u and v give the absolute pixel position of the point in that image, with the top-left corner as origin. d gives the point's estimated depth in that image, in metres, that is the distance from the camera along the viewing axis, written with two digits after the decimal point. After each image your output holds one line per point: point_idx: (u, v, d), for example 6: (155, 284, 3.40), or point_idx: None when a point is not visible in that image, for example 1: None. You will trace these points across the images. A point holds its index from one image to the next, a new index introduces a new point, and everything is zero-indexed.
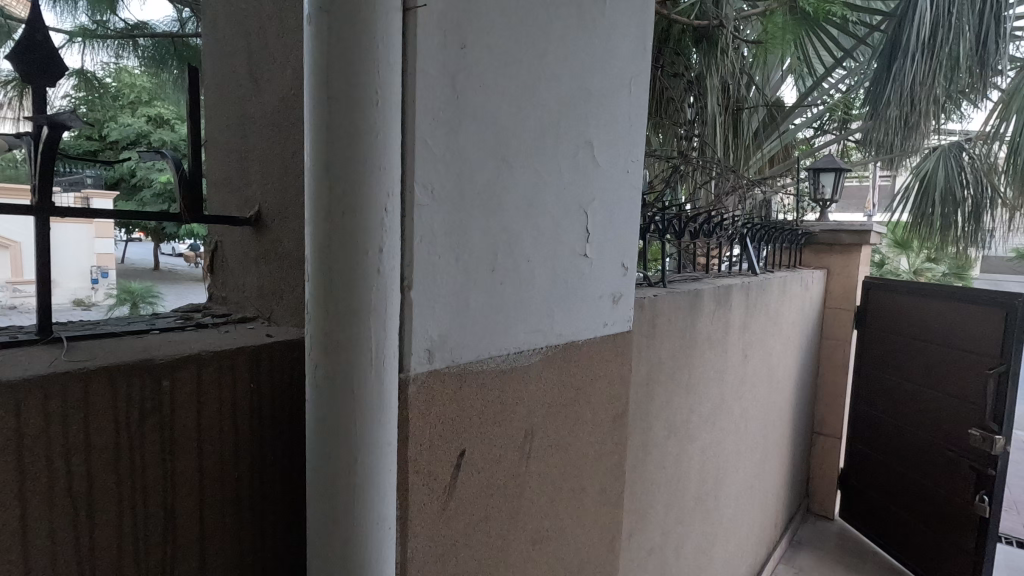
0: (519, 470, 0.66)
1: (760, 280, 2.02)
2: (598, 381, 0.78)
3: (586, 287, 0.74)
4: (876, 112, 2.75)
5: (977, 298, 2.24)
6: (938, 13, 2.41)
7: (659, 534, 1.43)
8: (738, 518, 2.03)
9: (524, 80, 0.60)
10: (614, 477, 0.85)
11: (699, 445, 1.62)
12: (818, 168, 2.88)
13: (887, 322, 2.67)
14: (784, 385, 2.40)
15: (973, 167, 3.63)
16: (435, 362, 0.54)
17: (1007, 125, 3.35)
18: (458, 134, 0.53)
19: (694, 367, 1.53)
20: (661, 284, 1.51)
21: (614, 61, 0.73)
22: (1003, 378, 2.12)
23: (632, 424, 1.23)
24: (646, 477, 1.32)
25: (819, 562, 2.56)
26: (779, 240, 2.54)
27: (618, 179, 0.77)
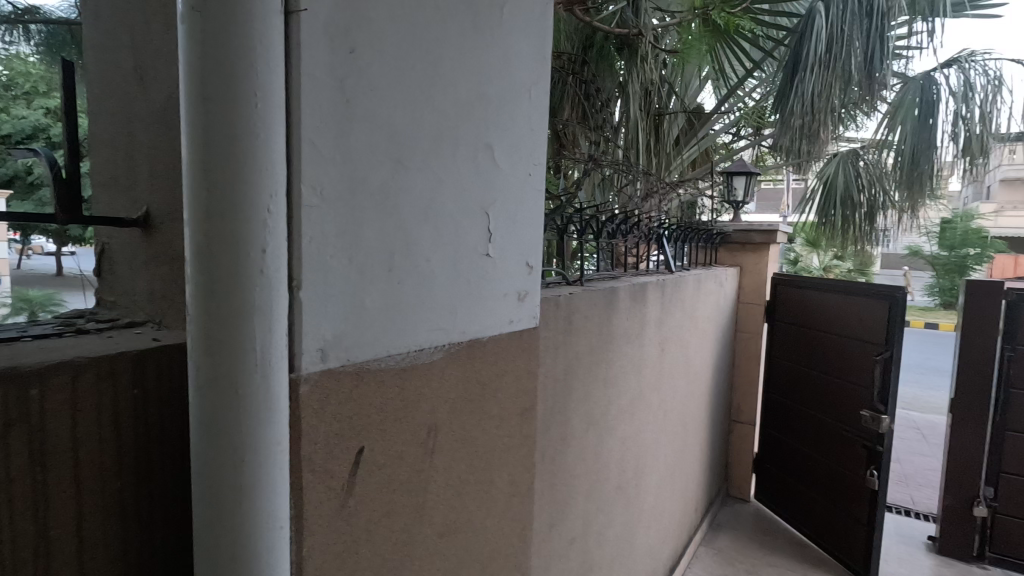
0: (423, 466, 0.67)
1: (676, 277, 2.14)
2: (504, 375, 0.81)
3: (489, 286, 0.76)
4: (783, 119, 2.94)
5: (866, 292, 2.44)
6: (832, 30, 2.62)
7: (581, 524, 1.49)
8: (660, 504, 2.14)
9: (419, 84, 0.62)
10: (523, 469, 0.88)
11: (619, 436, 1.70)
12: (732, 171, 3.05)
13: (792, 315, 2.88)
14: (701, 376, 2.54)
15: (867, 173, 3.92)
16: (328, 361, 0.55)
17: (894, 134, 3.68)
18: (348, 136, 0.54)
19: (612, 361, 1.60)
20: (579, 282, 1.57)
21: (513, 68, 0.77)
22: (887, 362, 2.33)
23: (551, 419, 1.27)
24: (566, 469, 1.37)
25: (735, 542, 2.73)
26: (695, 240, 2.69)
27: (520, 181, 0.80)
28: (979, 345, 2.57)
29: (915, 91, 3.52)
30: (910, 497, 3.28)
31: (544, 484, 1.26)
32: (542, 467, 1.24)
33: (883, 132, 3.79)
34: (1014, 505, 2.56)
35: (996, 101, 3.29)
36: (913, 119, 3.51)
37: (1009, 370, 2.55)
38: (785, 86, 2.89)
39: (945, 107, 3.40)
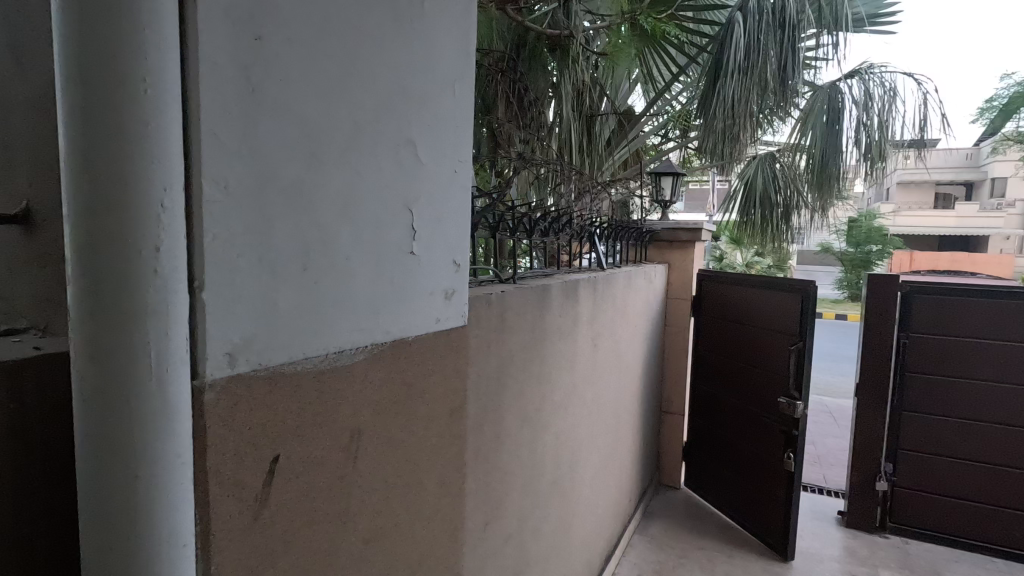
0: (346, 470, 0.65)
1: (607, 274, 2.19)
2: (432, 376, 0.80)
3: (414, 285, 0.75)
4: (706, 122, 3.04)
5: (782, 286, 2.60)
6: (749, 40, 2.77)
7: (517, 521, 1.49)
8: (595, 496, 2.19)
9: (334, 76, 0.59)
10: (453, 468, 0.87)
11: (553, 432, 1.72)
12: (659, 172, 3.17)
13: (717, 309, 3.03)
14: (632, 370, 2.62)
15: (783, 175, 4.17)
16: (237, 366, 0.51)
17: (806, 138, 3.95)
18: (255, 127, 0.51)
19: (545, 359, 1.61)
20: (511, 280, 1.57)
21: (435, 63, 0.75)
22: (801, 352, 2.49)
23: (485, 417, 1.26)
24: (501, 467, 1.37)
25: (666, 529, 2.84)
26: (626, 237, 2.77)
27: (445, 178, 0.79)
28: (879, 333, 2.80)
29: (823, 99, 3.78)
30: (823, 476, 3.53)
31: (478, 483, 1.25)
32: (476, 466, 1.24)
33: (796, 137, 4.05)
34: (910, 478, 2.81)
35: (892, 109, 3.58)
36: (822, 125, 3.78)
37: (905, 356, 2.79)
38: (708, 90, 3.01)
39: (849, 114, 3.67)
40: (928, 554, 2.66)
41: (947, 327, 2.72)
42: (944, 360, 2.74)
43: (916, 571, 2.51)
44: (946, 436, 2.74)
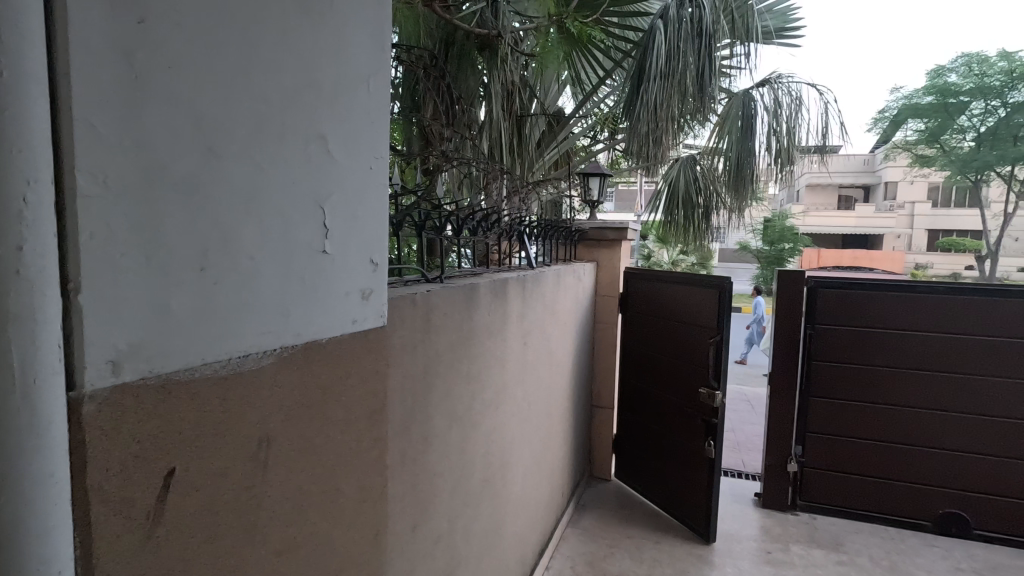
0: (253, 481, 0.62)
1: (536, 273, 2.21)
2: (349, 379, 0.78)
3: (327, 285, 0.72)
4: (631, 125, 3.11)
5: (701, 282, 2.71)
6: (669, 47, 2.90)
7: (447, 522, 1.48)
8: (527, 492, 2.21)
9: (232, 64, 0.56)
10: (373, 471, 0.86)
11: (484, 431, 1.72)
12: (588, 173, 3.28)
13: (643, 305, 3.14)
14: (562, 366, 2.67)
15: (703, 177, 4.42)
16: (123, 375, 0.47)
17: (723, 141, 4.18)
18: (141, 118, 0.48)
19: (474, 358, 1.61)
20: (438, 280, 1.55)
21: (347, 58, 0.73)
22: (719, 344, 2.62)
23: (412, 418, 1.24)
24: (429, 468, 1.36)
25: (597, 521, 2.91)
26: (555, 236, 2.83)
27: (361, 176, 0.78)
28: (787, 325, 3.01)
29: (738, 105, 4.00)
30: (741, 461, 3.75)
31: (405, 487, 1.23)
32: (404, 469, 1.22)
33: (714, 141, 4.28)
34: (817, 459, 3.04)
35: (798, 117, 3.86)
36: (737, 130, 4.00)
37: (811, 345, 3.01)
38: (633, 94, 3.11)
39: (761, 120, 3.92)
40: (833, 528, 2.88)
41: (846, 318, 2.96)
42: (844, 348, 2.98)
43: (823, 544, 2.71)
44: (847, 417, 2.98)
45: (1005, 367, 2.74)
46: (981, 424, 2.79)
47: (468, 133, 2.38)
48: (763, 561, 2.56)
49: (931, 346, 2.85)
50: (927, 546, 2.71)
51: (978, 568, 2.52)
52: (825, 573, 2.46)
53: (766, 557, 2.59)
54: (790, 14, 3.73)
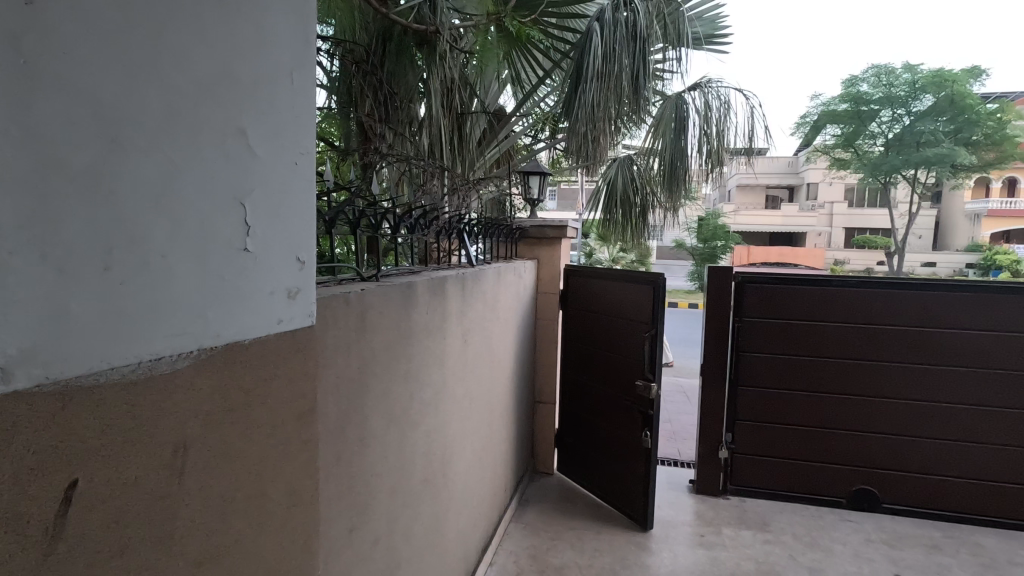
0: (169, 491, 0.59)
1: (475, 271, 2.22)
2: (275, 381, 0.76)
3: (249, 285, 0.70)
4: (570, 125, 3.17)
5: (637, 278, 2.80)
6: (605, 49, 2.96)
7: (386, 522, 1.47)
8: (469, 489, 2.22)
9: (138, 51, 0.53)
10: (302, 475, 0.83)
11: (423, 430, 1.71)
12: (528, 171, 3.33)
13: (582, 301, 3.22)
14: (504, 363, 2.70)
15: (639, 178, 4.60)
16: (15, 382, 0.44)
17: (657, 141, 4.29)
18: (31, 107, 0.44)
19: (412, 357, 1.60)
20: (374, 279, 1.52)
21: (268, 49, 0.71)
22: (653, 338, 2.71)
23: (347, 419, 1.22)
24: (366, 469, 1.34)
25: (540, 514, 2.96)
26: (496, 234, 2.84)
27: (285, 171, 0.76)
28: (717, 319, 3.16)
29: (671, 108, 4.14)
30: (677, 450, 3.90)
31: (341, 489, 1.21)
32: (339, 471, 1.19)
33: (650, 142, 4.37)
34: (746, 445, 3.20)
35: (726, 120, 4.03)
36: (670, 132, 4.14)
37: (739, 337, 3.18)
38: (571, 95, 3.16)
39: (693, 123, 4.07)
40: (760, 509, 3.06)
41: (770, 311, 3.14)
42: (769, 339, 3.15)
43: (751, 525, 2.87)
44: (772, 405, 3.16)
45: (909, 353, 3.00)
46: (889, 406, 3.03)
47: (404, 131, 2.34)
48: (696, 545, 2.68)
49: (846, 336, 3.06)
50: (842, 521, 2.93)
51: (886, 539, 2.75)
52: (752, 552, 2.60)
53: (700, 540, 2.72)
54: (719, 21, 3.89)
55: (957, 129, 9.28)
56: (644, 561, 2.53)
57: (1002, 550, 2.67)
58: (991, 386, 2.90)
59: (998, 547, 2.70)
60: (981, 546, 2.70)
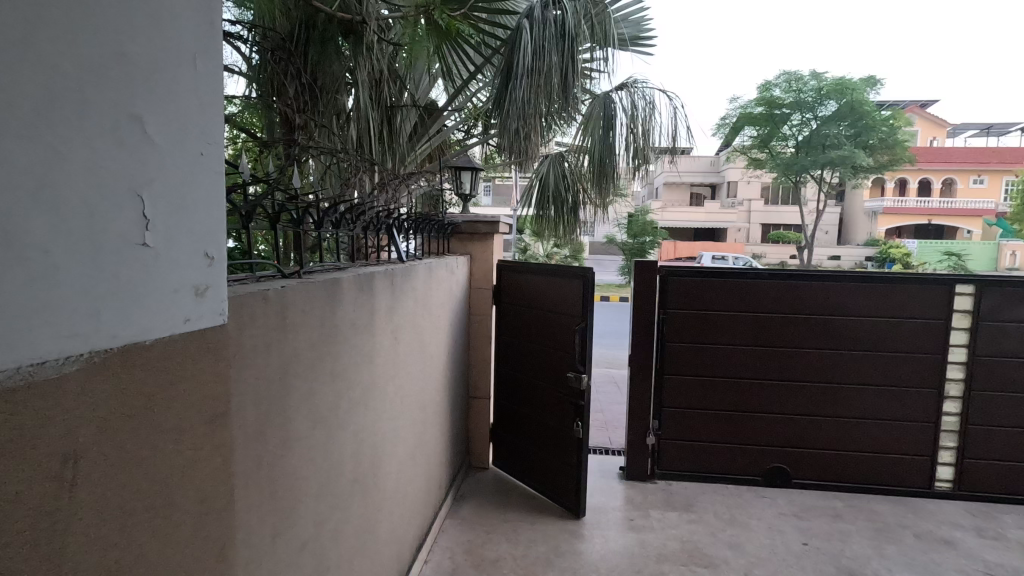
0: (56, 506, 0.54)
1: (405, 267, 2.19)
2: (181, 383, 0.72)
3: (150, 282, 0.65)
4: (502, 121, 3.18)
5: (568, 273, 2.85)
6: (534, 47, 2.99)
7: (313, 527, 1.42)
8: (401, 488, 2.19)
9: (12, 28, 0.49)
10: (215, 482, 0.80)
11: (352, 430, 1.67)
12: (460, 166, 3.35)
13: (515, 296, 3.25)
14: (437, 359, 2.68)
15: (569, 175, 4.72)
16: None
17: (586, 138, 4.39)
18: None
19: (338, 356, 1.55)
20: (296, 275, 1.47)
21: (166, 32, 0.67)
22: (583, 332, 2.78)
23: (268, 422, 1.17)
24: (290, 474, 1.29)
25: (476, 509, 2.97)
26: (427, 230, 2.83)
27: (188, 162, 0.71)
28: (644, 311, 3.29)
29: (600, 107, 4.20)
30: (608, 439, 4.03)
31: (262, 495, 1.16)
32: (259, 476, 1.14)
33: (580, 140, 4.46)
34: (672, 430, 3.36)
35: (652, 120, 4.14)
36: (599, 130, 4.24)
37: (664, 329, 3.32)
38: (501, 91, 3.18)
39: (620, 123, 4.17)
40: (685, 491, 3.22)
41: (692, 303, 3.31)
42: (692, 330, 3.32)
43: (676, 507, 3.01)
44: (695, 392, 3.33)
45: (816, 340, 3.24)
46: (798, 389, 3.27)
47: (329, 124, 2.26)
48: (627, 528, 2.79)
49: (761, 324, 3.27)
50: (759, 498, 3.14)
51: (796, 511, 2.97)
52: (678, 532, 2.74)
53: (630, 524, 2.83)
54: (644, 24, 4.04)
55: (857, 133, 10.24)
56: (577, 547, 2.60)
57: (894, 515, 2.95)
58: (885, 367, 3.20)
59: (890, 513, 2.99)
60: (877, 513, 2.97)
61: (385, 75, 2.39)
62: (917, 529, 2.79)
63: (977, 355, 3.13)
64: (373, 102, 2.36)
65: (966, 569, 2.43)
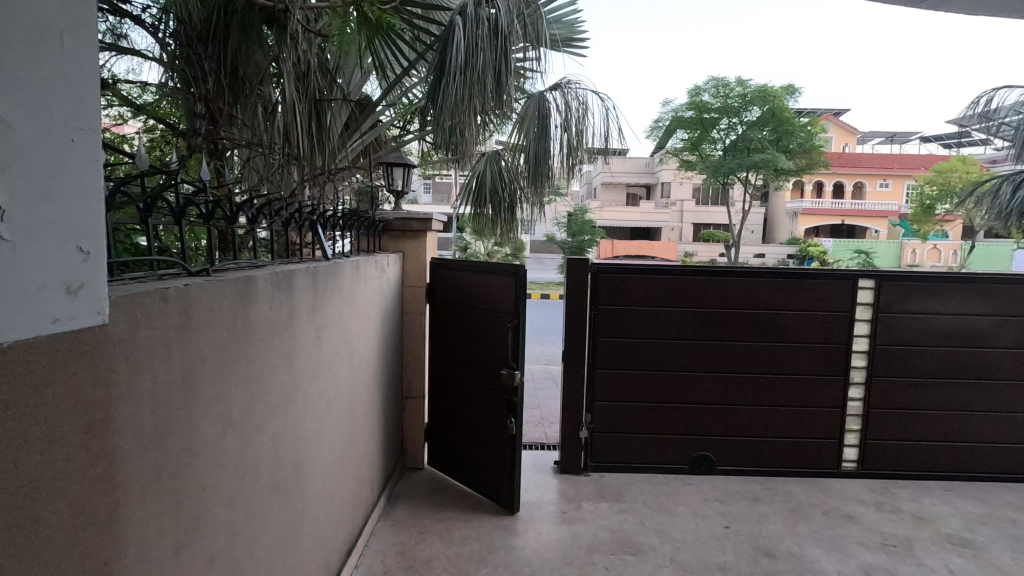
0: None
1: (330, 264, 2.12)
2: (48, 388, 0.67)
3: (8, 277, 0.60)
4: (436, 118, 3.11)
5: (501, 269, 2.86)
6: (467, 44, 2.92)
7: (225, 536, 1.36)
8: (327, 492, 2.12)
9: None
10: (94, 491, 0.75)
11: (269, 434, 1.61)
12: (391, 162, 3.34)
13: (448, 293, 3.24)
14: (367, 358, 2.62)
15: (506, 174, 4.74)
16: None
17: (518, 135, 4.40)
18: None
19: (252, 357, 1.48)
20: (205, 273, 1.38)
21: (21, 6, 0.61)
22: (516, 328, 2.79)
23: (169, 428, 1.11)
24: (197, 482, 1.22)
25: (409, 509, 2.93)
26: (357, 227, 2.78)
27: (56, 148, 0.66)
28: (576, 308, 3.36)
29: (534, 106, 4.24)
30: (545, 434, 4.08)
31: (164, 506, 1.09)
32: (159, 486, 1.08)
33: (514, 140, 4.46)
34: (604, 423, 3.44)
35: (585, 120, 4.17)
36: (533, 130, 4.26)
37: (595, 324, 3.40)
38: (435, 86, 3.11)
39: (554, 122, 4.20)
40: (617, 482, 3.31)
41: (621, 300, 3.40)
42: (622, 325, 3.41)
43: (608, 498, 3.09)
44: (625, 385, 3.43)
45: (737, 333, 3.41)
46: (720, 379, 3.43)
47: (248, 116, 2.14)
48: (560, 521, 2.83)
49: (686, 319, 3.41)
50: (685, 485, 3.27)
51: (719, 496, 3.12)
52: (608, 523, 2.81)
53: (562, 516, 2.87)
54: (577, 26, 4.10)
55: (779, 138, 10.89)
56: (510, 543, 2.62)
57: (805, 495, 3.16)
58: (797, 357, 3.42)
59: (803, 493, 3.19)
60: (791, 494, 3.17)
61: (312, 66, 2.25)
62: (826, 507, 3.00)
63: (877, 343, 3.40)
64: (302, 99, 2.22)
65: (867, 541, 2.64)
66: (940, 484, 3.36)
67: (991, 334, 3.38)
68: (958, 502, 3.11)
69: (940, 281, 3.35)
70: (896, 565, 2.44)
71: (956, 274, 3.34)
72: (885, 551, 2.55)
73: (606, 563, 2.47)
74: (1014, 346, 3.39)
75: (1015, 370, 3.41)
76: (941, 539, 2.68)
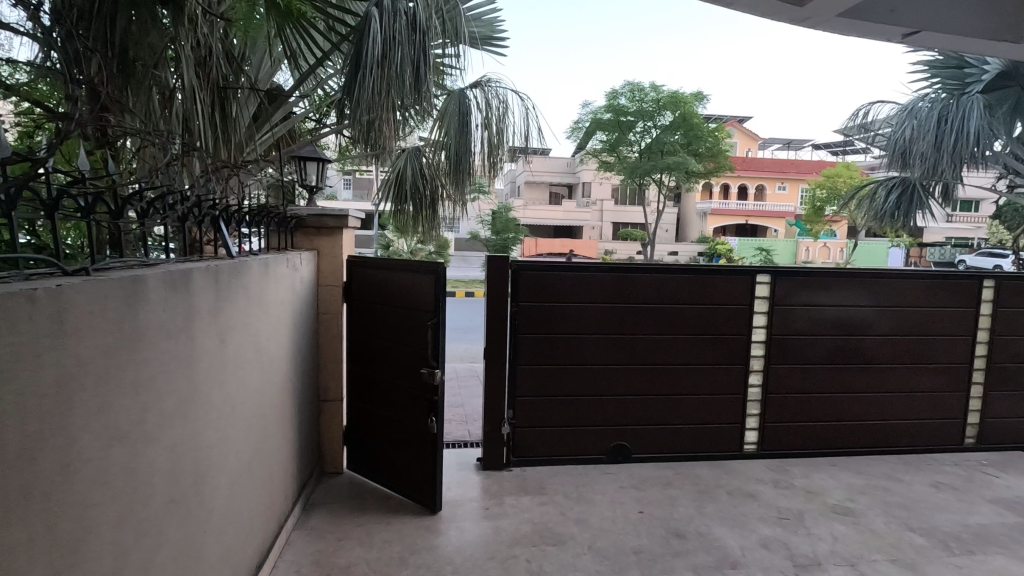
0: None
1: (234, 263, 2.00)
2: None
3: None
4: (351, 111, 3.00)
5: (421, 268, 2.82)
6: (385, 37, 2.84)
7: (113, 558, 1.24)
8: (235, 504, 2.00)
9: None
10: None
11: (165, 445, 1.49)
12: (304, 156, 3.19)
13: (366, 292, 3.15)
14: (278, 361, 2.49)
15: (427, 171, 4.64)
16: None
17: (439, 130, 4.33)
18: None
19: (142, 363, 1.37)
20: (85, 272, 1.26)
21: None
22: (436, 327, 2.76)
23: (40, 444, 1.00)
24: (78, 500, 1.11)
25: (327, 516, 2.83)
26: (266, 224, 2.64)
27: None
28: (497, 306, 3.38)
29: (455, 102, 4.19)
30: (467, 432, 4.07)
31: (35, 530, 0.99)
32: (28, 510, 0.97)
33: (435, 136, 4.38)
34: (526, 419, 3.49)
35: (506, 119, 4.24)
36: (454, 127, 4.22)
37: (517, 321, 3.44)
38: (351, 78, 2.99)
39: (475, 119, 4.19)
40: (538, 475, 3.37)
41: (542, 297, 3.45)
42: (542, 321, 3.47)
43: (530, 491, 3.14)
44: (546, 380, 3.50)
45: (651, 327, 3.57)
46: (635, 372, 3.58)
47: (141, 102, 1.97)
48: (482, 517, 2.85)
49: (603, 314, 3.53)
50: (603, 475, 3.39)
51: (635, 483, 3.26)
52: (530, 515, 2.86)
53: (485, 513, 2.89)
54: (496, 25, 4.10)
55: (689, 142, 11.53)
56: (432, 542, 2.60)
57: (712, 477, 3.37)
58: (704, 348, 3.64)
59: (709, 475, 3.41)
60: (699, 477, 3.37)
61: (213, 51, 2.11)
62: (730, 487, 3.22)
63: (774, 334, 3.69)
64: (202, 86, 2.07)
65: (765, 517, 2.85)
66: (827, 460, 3.70)
67: (870, 323, 3.77)
68: (841, 475, 3.44)
69: (826, 275, 3.68)
70: (789, 537, 2.66)
71: (840, 269, 3.68)
72: (780, 524, 2.77)
73: (527, 555, 2.51)
74: (888, 333, 3.80)
75: (889, 354, 3.82)
76: (827, 509, 2.95)
